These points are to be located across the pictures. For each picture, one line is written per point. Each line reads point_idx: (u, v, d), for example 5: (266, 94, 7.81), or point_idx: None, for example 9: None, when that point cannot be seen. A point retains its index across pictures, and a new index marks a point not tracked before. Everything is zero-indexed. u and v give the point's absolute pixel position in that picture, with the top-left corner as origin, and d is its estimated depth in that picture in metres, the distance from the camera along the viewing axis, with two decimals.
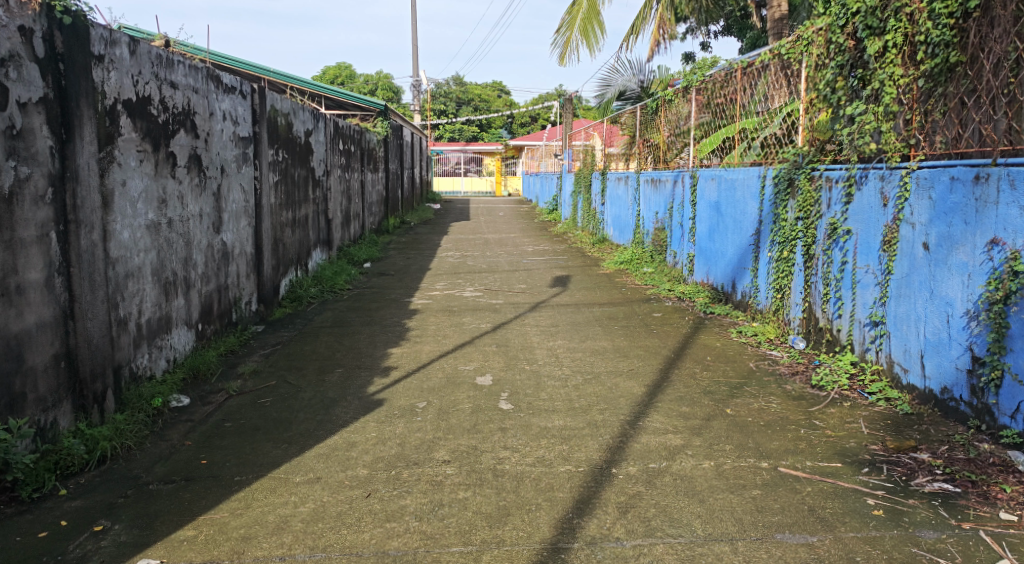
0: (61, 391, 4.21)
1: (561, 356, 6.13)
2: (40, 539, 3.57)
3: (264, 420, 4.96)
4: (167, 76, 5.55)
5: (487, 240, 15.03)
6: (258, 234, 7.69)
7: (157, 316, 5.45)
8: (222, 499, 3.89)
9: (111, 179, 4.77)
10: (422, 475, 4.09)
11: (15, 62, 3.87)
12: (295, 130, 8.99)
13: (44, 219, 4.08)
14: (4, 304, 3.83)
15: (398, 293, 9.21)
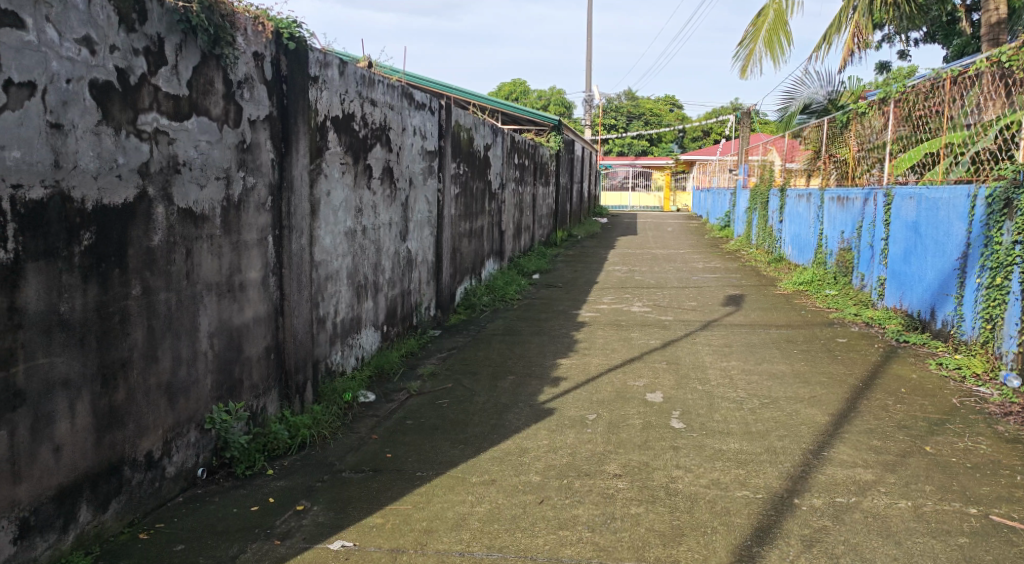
0: (269, 380, 4.64)
1: (736, 377, 6.02)
2: (253, 512, 3.87)
3: (442, 420, 5.21)
4: (368, 95, 5.98)
5: (655, 255, 14.96)
6: (439, 244, 8.08)
7: (350, 316, 5.86)
8: (406, 492, 4.14)
9: (318, 190, 5.20)
10: (594, 487, 4.16)
11: (249, 84, 4.27)
12: (475, 144, 9.36)
13: (264, 224, 4.50)
14: (231, 300, 4.22)
15: (567, 305, 9.36)
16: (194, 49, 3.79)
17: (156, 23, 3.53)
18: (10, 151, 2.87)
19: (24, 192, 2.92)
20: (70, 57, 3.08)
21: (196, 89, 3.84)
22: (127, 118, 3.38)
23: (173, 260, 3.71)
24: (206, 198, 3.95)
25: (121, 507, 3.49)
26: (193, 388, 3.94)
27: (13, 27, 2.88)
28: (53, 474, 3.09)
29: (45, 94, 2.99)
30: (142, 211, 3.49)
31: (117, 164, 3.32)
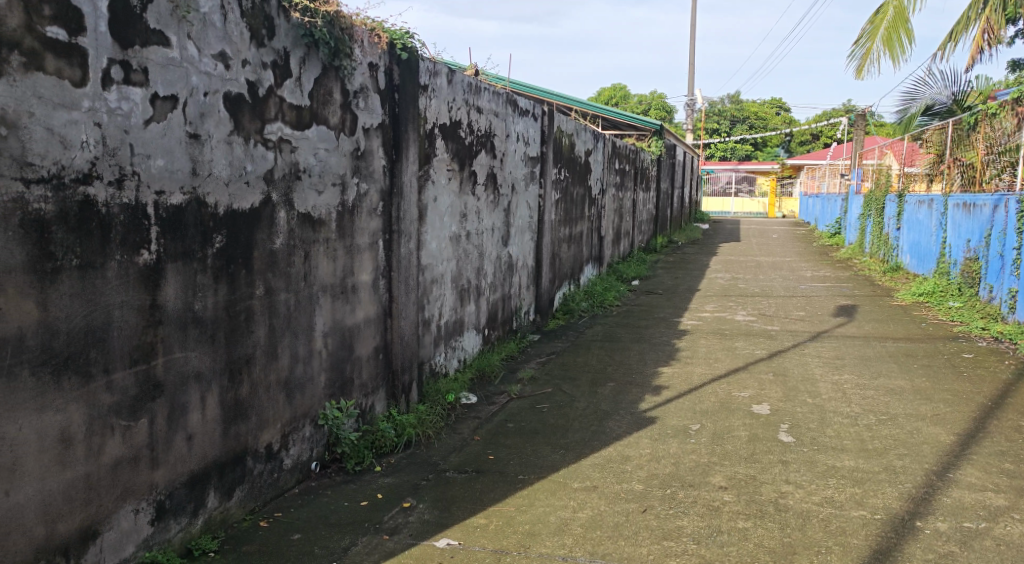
0: (377, 379, 4.80)
1: (849, 391, 5.84)
2: (362, 506, 3.98)
3: (542, 424, 5.26)
4: (475, 102, 6.10)
5: (760, 263, 14.61)
6: (539, 249, 8.15)
7: (453, 319, 5.99)
8: (508, 495, 4.19)
9: (426, 195, 5.34)
10: (699, 499, 4.12)
11: (364, 94, 4.44)
12: (576, 150, 9.40)
13: (375, 228, 4.66)
14: (344, 301, 4.39)
15: (667, 312, 9.27)
16: (316, 62, 3.98)
17: (283, 38, 3.72)
18: (155, 160, 3.02)
19: (166, 197, 3.08)
20: (208, 72, 3.26)
21: (317, 99, 4.02)
22: (254, 128, 3.57)
23: (293, 263, 3.90)
24: (323, 203, 4.13)
25: (243, 495, 3.68)
26: (308, 385, 4.12)
27: (160, 44, 3.02)
28: (186, 461, 3.29)
29: (185, 107, 3.16)
30: (266, 216, 3.68)
31: (246, 172, 3.52)
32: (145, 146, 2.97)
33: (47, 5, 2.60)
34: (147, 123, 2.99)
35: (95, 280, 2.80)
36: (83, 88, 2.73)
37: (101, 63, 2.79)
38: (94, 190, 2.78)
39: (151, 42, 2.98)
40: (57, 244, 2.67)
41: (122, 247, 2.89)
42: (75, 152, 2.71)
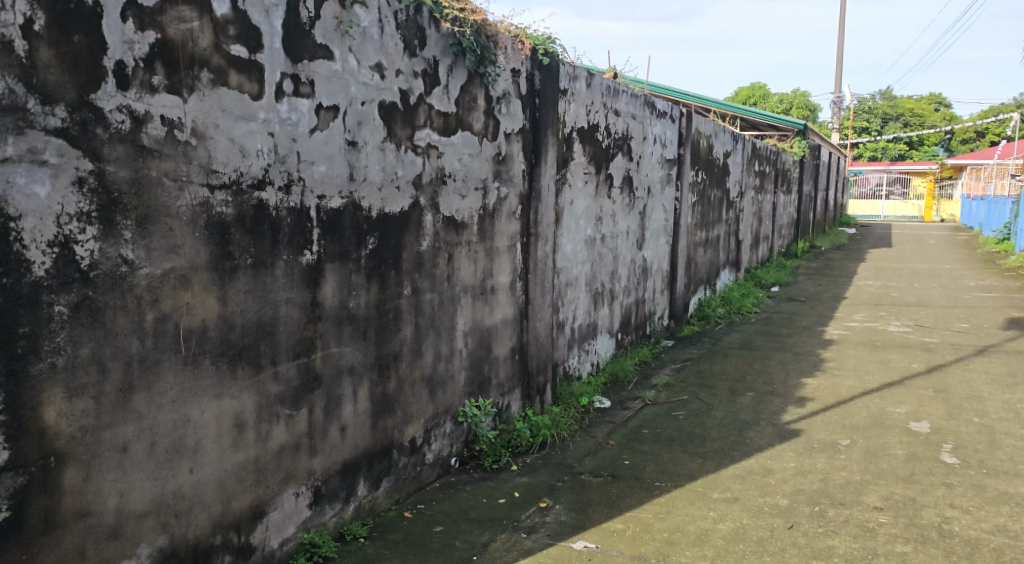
0: (513, 380, 4.90)
1: (1021, 412, 5.44)
2: (501, 503, 4.05)
3: (679, 432, 5.20)
4: (612, 105, 6.11)
5: (915, 270, 13.80)
6: (674, 252, 8.05)
7: (587, 322, 6.01)
8: (645, 501, 4.17)
9: (563, 198, 5.40)
10: (851, 518, 3.97)
11: (507, 99, 4.53)
12: (715, 152, 9.21)
13: (514, 231, 4.76)
14: (483, 302, 4.50)
15: (811, 321, 8.94)
16: (462, 69, 4.11)
17: (434, 47, 3.88)
18: (318, 166, 3.21)
19: (326, 202, 3.27)
20: (366, 82, 3.44)
21: (462, 106, 4.15)
22: (406, 135, 3.74)
23: (437, 264, 4.04)
24: (466, 206, 4.25)
25: (389, 486, 3.85)
26: (449, 382, 4.25)
27: (325, 58, 3.21)
28: (339, 449, 3.48)
29: (345, 116, 3.35)
30: (414, 219, 3.83)
31: (397, 176, 3.69)
32: (310, 153, 3.17)
33: (232, 25, 2.78)
34: (312, 132, 3.18)
35: (266, 279, 3.00)
36: (259, 101, 2.92)
37: (275, 77, 2.98)
38: (266, 195, 2.97)
39: (317, 56, 3.17)
40: (236, 245, 2.86)
41: (288, 248, 3.09)
42: (252, 159, 2.90)
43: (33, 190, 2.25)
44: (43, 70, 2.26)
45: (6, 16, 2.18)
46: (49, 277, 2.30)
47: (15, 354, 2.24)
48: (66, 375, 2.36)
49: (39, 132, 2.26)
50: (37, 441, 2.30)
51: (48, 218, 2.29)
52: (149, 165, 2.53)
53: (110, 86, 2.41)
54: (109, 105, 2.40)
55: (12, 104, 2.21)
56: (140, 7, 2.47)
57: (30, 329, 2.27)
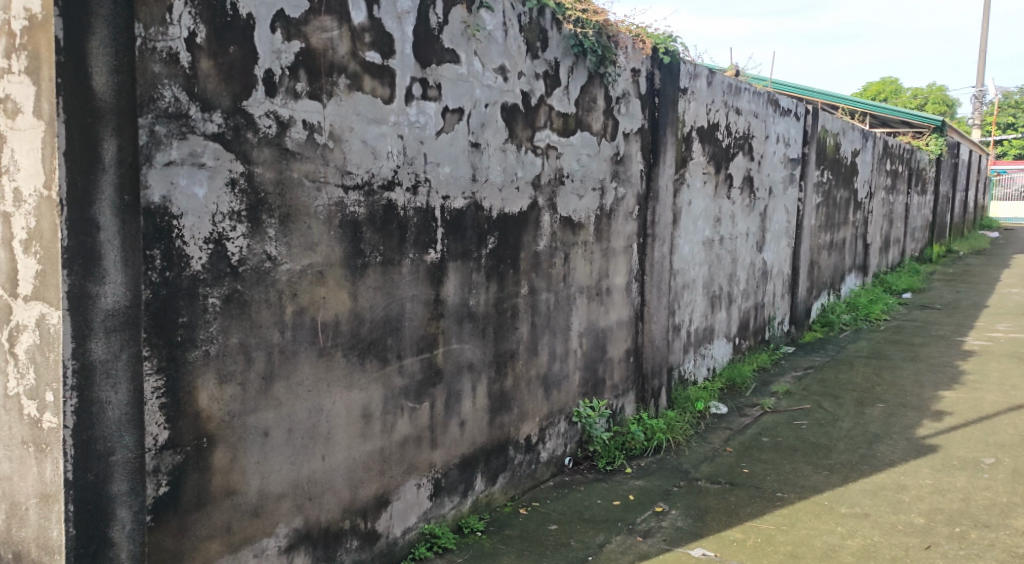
0: (628, 382, 4.88)
1: None
2: (615, 505, 4.03)
3: (802, 442, 5.04)
4: (734, 103, 5.99)
5: None
6: (797, 255, 7.80)
7: (704, 325, 5.91)
8: (766, 511, 4.06)
9: (681, 199, 5.32)
10: (996, 542, 3.74)
11: (626, 99, 4.52)
12: (842, 151, 8.87)
13: (631, 232, 4.74)
14: (599, 302, 4.50)
15: (947, 330, 8.47)
16: (583, 70, 4.13)
17: (555, 49, 3.91)
18: (443, 167, 3.31)
19: (450, 202, 3.36)
20: (490, 84, 3.51)
21: (582, 106, 4.17)
22: (527, 136, 3.78)
23: (554, 264, 4.08)
24: (583, 207, 4.26)
25: (505, 483, 3.91)
26: (564, 382, 4.28)
27: (452, 62, 3.30)
28: (458, 444, 3.56)
29: (469, 118, 3.43)
30: (533, 219, 3.88)
31: (517, 177, 3.74)
32: (436, 155, 3.26)
33: (368, 33, 2.90)
34: (438, 134, 3.27)
35: (393, 276, 3.12)
36: (390, 105, 3.03)
37: (405, 81, 3.08)
38: (394, 195, 3.08)
39: (444, 60, 3.27)
40: (366, 243, 2.98)
41: (414, 246, 3.20)
42: (382, 161, 3.02)
43: (193, 190, 2.35)
44: (203, 79, 2.35)
45: (173, 30, 2.27)
46: (205, 271, 2.41)
47: (176, 341, 2.35)
48: (217, 362, 2.48)
49: (199, 137, 2.36)
50: (193, 422, 2.43)
51: (204, 218, 2.39)
52: (291, 167, 2.66)
53: (260, 93, 2.53)
54: (259, 111, 2.53)
55: (176, 111, 2.29)
56: (287, 19, 2.59)
57: (188, 319, 2.38)
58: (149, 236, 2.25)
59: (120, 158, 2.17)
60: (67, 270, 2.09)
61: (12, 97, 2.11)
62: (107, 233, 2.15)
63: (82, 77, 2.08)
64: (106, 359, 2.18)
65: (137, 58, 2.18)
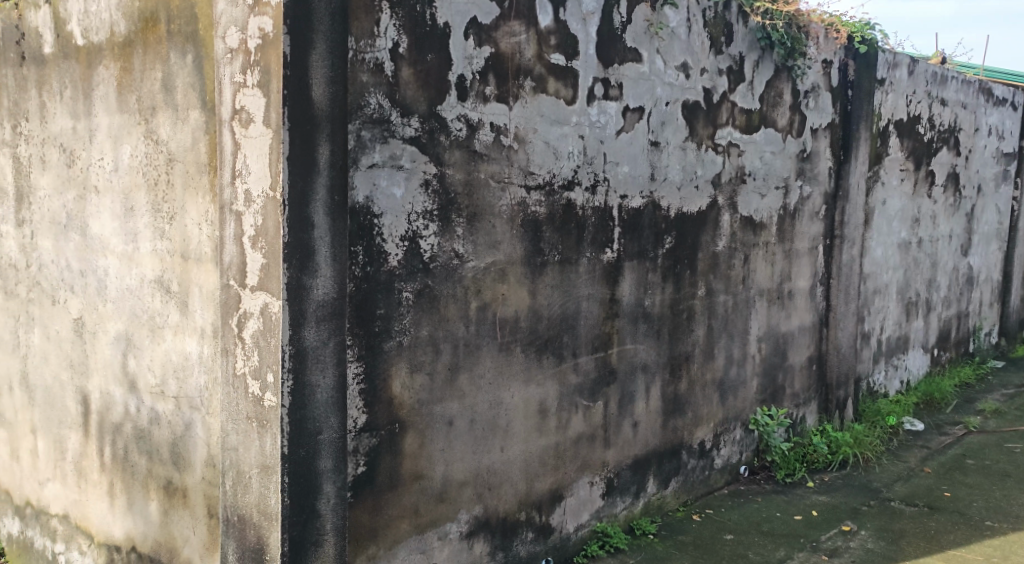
0: (810, 391, 4.68)
1: None
2: (797, 520, 3.86)
3: (1013, 467, 4.62)
4: (938, 94, 5.58)
5: None
6: (1009, 261, 7.14)
7: (897, 334, 5.56)
8: (972, 540, 3.72)
9: (874, 198, 5.03)
10: None
11: (815, 92, 4.34)
12: None
13: (817, 233, 4.54)
14: (781, 306, 4.35)
15: None
16: (769, 64, 4.01)
17: (740, 43, 3.83)
18: (622, 166, 3.32)
19: (628, 201, 3.37)
20: (671, 82, 3.49)
21: (767, 102, 4.05)
22: (707, 134, 3.72)
23: (733, 265, 3.98)
24: (766, 206, 4.13)
25: (678, 487, 3.87)
26: (741, 388, 4.17)
27: (634, 60, 3.31)
28: (632, 444, 3.57)
29: (650, 117, 3.42)
30: (712, 219, 3.81)
31: (697, 176, 3.69)
32: (615, 154, 3.29)
33: (553, 35, 2.97)
34: (618, 134, 3.29)
35: (571, 274, 3.17)
36: (573, 105, 3.08)
37: (587, 82, 3.12)
38: (574, 195, 3.14)
39: (627, 59, 3.28)
40: (546, 242, 3.06)
41: (592, 245, 3.24)
42: (563, 161, 3.08)
43: (392, 191, 2.51)
44: (404, 87, 2.50)
45: (380, 41, 2.42)
46: (400, 267, 2.56)
47: (375, 332, 2.51)
48: (409, 352, 2.63)
49: (398, 141, 2.51)
50: (387, 408, 2.58)
51: (401, 216, 2.55)
52: (479, 168, 2.78)
53: (453, 98, 2.66)
54: (451, 115, 2.66)
55: (380, 117, 2.45)
56: (479, 26, 2.71)
57: (384, 311, 2.54)
58: (354, 234, 2.42)
59: (332, 161, 2.30)
60: (287, 265, 2.22)
61: (247, 108, 2.24)
62: (320, 231, 2.29)
63: (303, 88, 2.21)
64: (317, 347, 2.31)
65: (350, 69, 2.35)
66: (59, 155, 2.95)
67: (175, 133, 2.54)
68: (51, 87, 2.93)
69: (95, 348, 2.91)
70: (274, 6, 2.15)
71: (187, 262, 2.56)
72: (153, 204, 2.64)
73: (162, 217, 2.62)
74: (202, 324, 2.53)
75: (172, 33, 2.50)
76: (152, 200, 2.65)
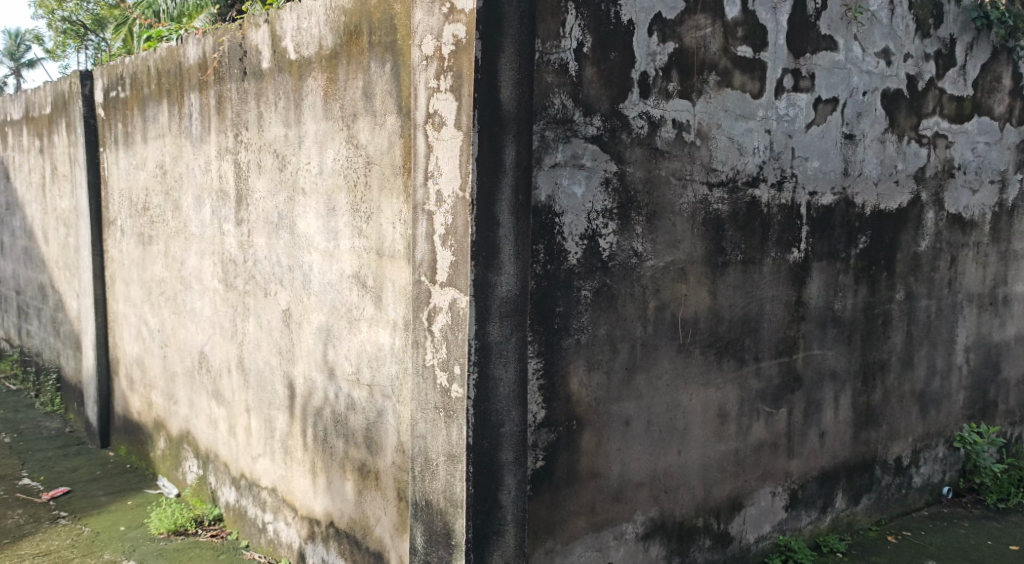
0: None
1: None
2: (1010, 550, 3.52)
3: None
4: None
5: None
6: None
7: None
8: None
9: None
10: None
11: None
12: None
13: None
14: (993, 313, 3.99)
15: None
16: (985, 45, 3.70)
17: (950, 25, 3.55)
18: (812, 161, 3.18)
19: (818, 198, 3.22)
20: (870, 70, 3.30)
21: (981, 88, 3.73)
22: (910, 125, 3.49)
23: (938, 267, 3.70)
24: (978, 202, 3.81)
25: (870, 504, 3.64)
26: (946, 401, 3.86)
27: (829, 49, 3.16)
28: (819, 456, 3.41)
29: (844, 108, 3.25)
30: (913, 217, 3.56)
31: (896, 170, 3.47)
32: (805, 149, 3.15)
33: (741, 27, 2.89)
34: (809, 127, 3.15)
35: (755, 275, 3.07)
36: (760, 99, 2.98)
37: (776, 74, 3.02)
38: (759, 192, 3.04)
39: (821, 48, 3.13)
40: (729, 241, 2.98)
41: (777, 245, 3.13)
42: (748, 157, 2.99)
43: (574, 190, 2.54)
44: (588, 86, 2.53)
45: (566, 42, 2.46)
46: (580, 265, 2.59)
47: (554, 329, 2.56)
48: (587, 350, 2.65)
49: (580, 140, 2.54)
50: (565, 404, 2.62)
51: (581, 215, 2.57)
52: (660, 165, 2.75)
53: (635, 96, 2.65)
54: (633, 112, 2.65)
55: (564, 117, 2.49)
56: (664, 21, 2.68)
57: (564, 309, 2.57)
58: (536, 232, 2.47)
59: (517, 162, 2.36)
60: (474, 262, 2.31)
61: (439, 112, 2.35)
62: (504, 230, 2.36)
63: (492, 90, 2.28)
64: (500, 341, 2.39)
65: (536, 70, 2.41)
66: (273, 160, 3.22)
67: (374, 138, 2.70)
68: (268, 98, 3.20)
69: (300, 337, 3.15)
70: (468, 13, 2.23)
71: (382, 259, 2.72)
72: (353, 205, 2.82)
73: (361, 217, 2.80)
74: (395, 317, 2.68)
75: (374, 44, 2.67)
76: (353, 201, 2.83)
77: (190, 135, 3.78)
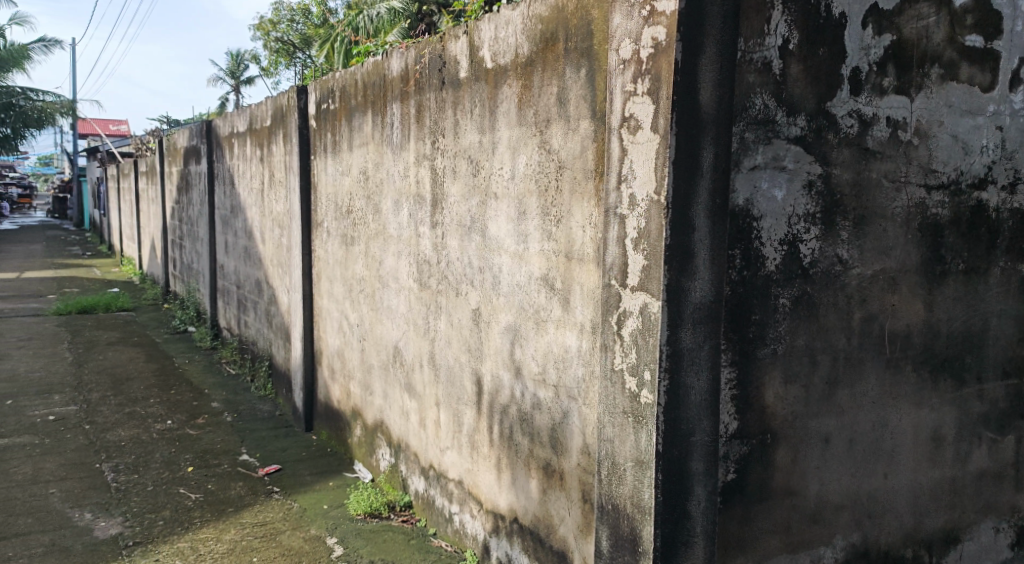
0: None
1: None
2: None
3: None
4: None
5: None
6: None
7: None
8: None
9: None
10: None
11: None
12: None
13: None
14: None
15: None
16: None
17: None
18: None
19: None
20: None
21: None
22: None
23: None
24: None
25: None
26: None
27: None
28: None
29: None
30: None
31: None
32: None
33: (970, 15, 2.65)
34: None
35: (979, 285, 2.81)
36: (990, 93, 2.72)
37: (1011, 64, 2.76)
38: (986, 194, 2.77)
39: None
40: (948, 248, 2.73)
41: (1007, 253, 2.85)
42: (974, 157, 2.72)
43: (774, 193, 2.42)
44: (792, 84, 2.40)
45: (770, 39, 2.35)
46: (778, 272, 2.47)
47: (749, 338, 2.45)
48: (785, 361, 2.52)
49: (783, 140, 2.41)
50: (759, 416, 2.50)
51: (782, 219, 2.45)
52: (871, 167, 2.57)
53: (844, 93, 2.49)
54: (842, 111, 2.49)
55: (765, 118, 2.38)
56: (880, 12, 2.50)
57: (761, 317, 2.46)
58: (733, 236, 2.38)
59: (715, 164, 2.29)
60: (667, 266, 2.26)
61: (636, 115, 2.32)
62: (700, 234, 2.29)
63: (690, 92, 2.22)
64: (692, 349, 2.32)
65: (738, 69, 2.31)
66: (467, 165, 3.32)
67: (566, 142, 2.71)
68: (464, 106, 3.30)
69: (489, 336, 3.23)
70: (669, 14, 2.18)
71: (571, 262, 2.72)
72: (544, 208, 2.85)
73: (551, 220, 2.82)
74: (582, 319, 2.68)
75: (569, 50, 2.67)
76: (543, 204, 2.86)
77: (391, 142, 3.97)
